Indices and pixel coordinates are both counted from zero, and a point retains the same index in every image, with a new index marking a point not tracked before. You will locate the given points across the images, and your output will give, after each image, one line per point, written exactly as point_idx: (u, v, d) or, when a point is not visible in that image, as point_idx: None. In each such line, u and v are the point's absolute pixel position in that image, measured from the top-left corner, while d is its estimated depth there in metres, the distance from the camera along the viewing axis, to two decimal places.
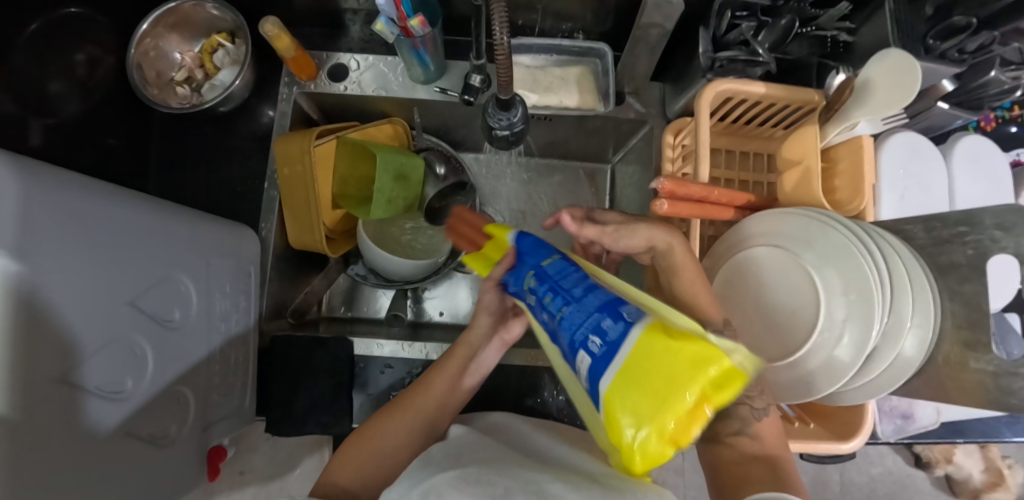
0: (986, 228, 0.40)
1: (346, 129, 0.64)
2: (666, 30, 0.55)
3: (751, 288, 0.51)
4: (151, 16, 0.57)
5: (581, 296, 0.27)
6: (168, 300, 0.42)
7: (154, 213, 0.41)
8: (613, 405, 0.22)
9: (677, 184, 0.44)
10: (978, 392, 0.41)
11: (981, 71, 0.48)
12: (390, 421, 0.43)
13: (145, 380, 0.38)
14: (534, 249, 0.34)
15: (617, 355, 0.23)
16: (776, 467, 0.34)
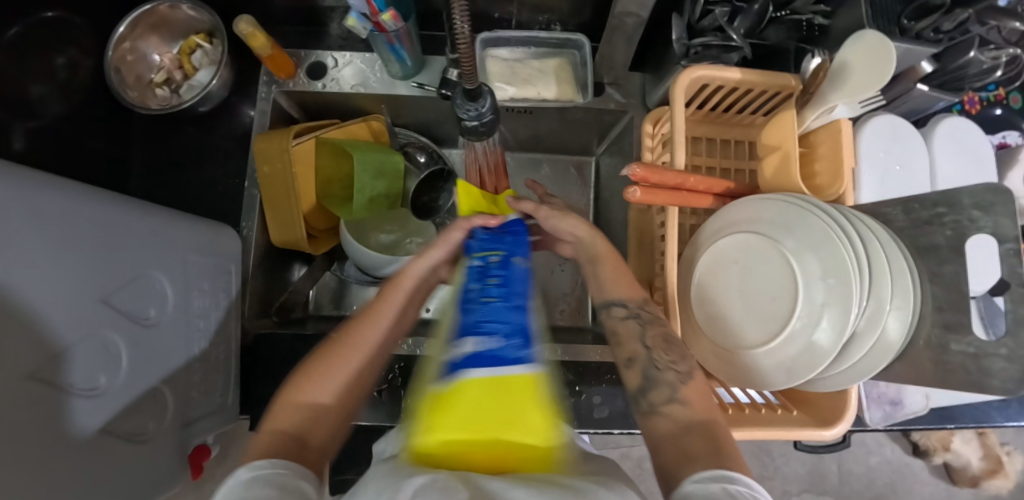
0: (964, 209, 0.40)
1: (327, 127, 0.64)
2: (642, 19, 0.54)
3: (732, 275, 0.50)
4: (128, 18, 0.57)
5: (514, 309, 0.28)
6: (144, 297, 0.42)
7: (131, 211, 0.42)
8: (456, 389, 0.23)
9: (650, 171, 0.43)
10: (958, 375, 0.40)
11: (960, 53, 0.48)
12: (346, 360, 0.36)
13: (120, 376, 0.38)
14: (515, 244, 0.37)
15: (498, 368, 0.24)
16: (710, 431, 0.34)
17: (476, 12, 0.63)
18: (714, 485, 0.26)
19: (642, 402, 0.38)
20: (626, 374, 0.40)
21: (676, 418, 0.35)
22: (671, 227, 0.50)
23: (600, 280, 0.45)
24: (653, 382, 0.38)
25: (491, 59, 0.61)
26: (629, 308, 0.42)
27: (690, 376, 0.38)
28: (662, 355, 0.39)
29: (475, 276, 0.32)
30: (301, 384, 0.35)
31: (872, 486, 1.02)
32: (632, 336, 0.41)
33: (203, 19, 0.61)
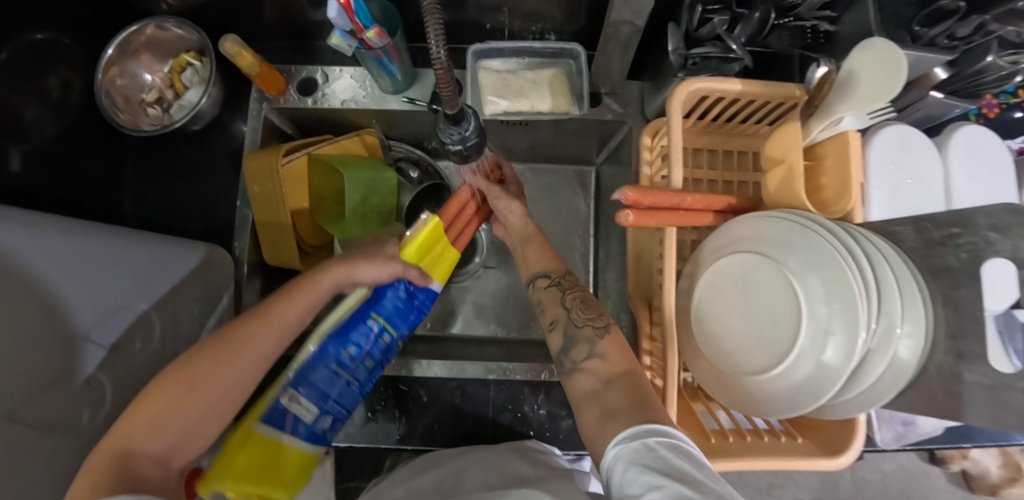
0: (981, 230, 0.36)
1: (320, 143, 0.63)
2: (637, 27, 0.52)
3: (733, 295, 0.48)
4: (116, 40, 0.57)
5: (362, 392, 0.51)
6: (118, 327, 0.44)
7: (93, 243, 0.44)
8: (287, 448, 0.46)
9: (643, 193, 0.42)
10: (974, 408, 0.38)
11: (977, 57, 0.44)
12: (215, 370, 0.36)
13: (102, 413, 0.42)
14: (404, 321, 0.51)
15: (313, 443, 0.48)
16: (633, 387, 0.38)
17: (468, 21, 0.62)
18: (636, 442, 0.31)
19: (565, 361, 0.43)
20: (551, 335, 0.45)
21: (596, 373, 0.40)
22: (670, 245, 0.49)
23: (526, 257, 0.51)
24: (572, 342, 0.43)
25: (483, 71, 0.60)
26: (551, 278, 0.49)
27: (605, 331, 0.43)
28: (579, 313, 0.45)
29: (365, 346, 0.49)
30: (165, 387, 0.35)
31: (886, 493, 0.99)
32: (553, 302, 0.47)
33: (190, 38, 0.61)
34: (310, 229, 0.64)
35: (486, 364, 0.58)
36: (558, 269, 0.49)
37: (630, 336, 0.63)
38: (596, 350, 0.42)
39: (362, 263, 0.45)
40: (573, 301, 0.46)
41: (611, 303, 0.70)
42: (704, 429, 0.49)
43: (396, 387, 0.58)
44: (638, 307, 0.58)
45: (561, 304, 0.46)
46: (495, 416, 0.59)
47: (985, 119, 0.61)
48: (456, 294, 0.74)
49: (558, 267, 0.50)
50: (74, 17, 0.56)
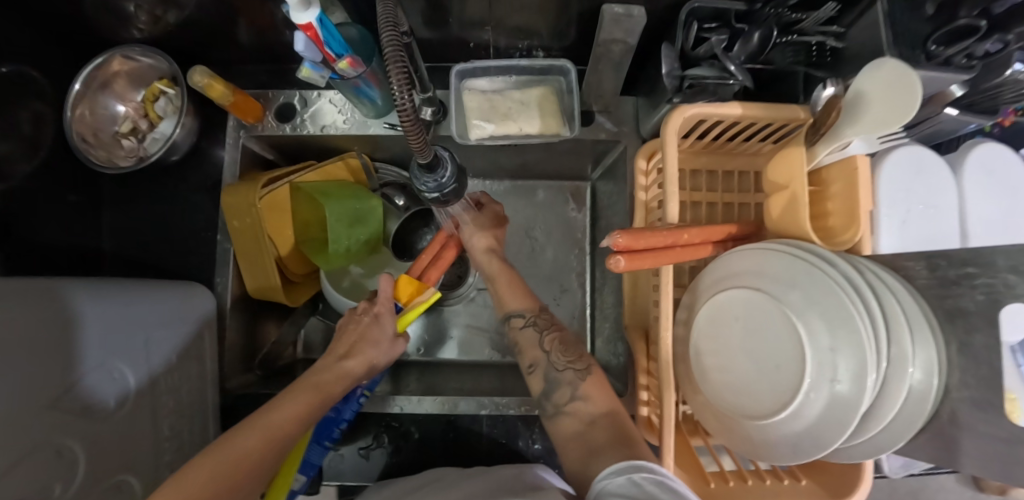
0: (1000, 272, 0.33)
1: (303, 170, 0.61)
2: (630, 46, 0.48)
3: (732, 333, 0.45)
4: (82, 74, 0.55)
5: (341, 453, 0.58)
6: (103, 390, 0.42)
7: (78, 299, 0.42)
8: None
9: (634, 237, 0.40)
10: (988, 461, 0.35)
11: (995, 71, 0.42)
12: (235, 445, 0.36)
13: (75, 484, 0.38)
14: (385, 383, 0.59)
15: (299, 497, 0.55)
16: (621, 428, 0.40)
17: (453, 39, 0.58)
18: (621, 477, 0.33)
19: (547, 404, 0.45)
20: (530, 378, 0.47)
21: (580, 414, 0.43)
22: (665, 279, 0.46)
23: (500, 294, 0.54)
24: (554, 385, 0.45)
25: (468, 92, 0.56)
26: (526, 318, 0.51)
27: (586, 372, 0.46)
28: (559, 357, 0.47)
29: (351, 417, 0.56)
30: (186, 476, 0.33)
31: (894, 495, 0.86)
32: (532, 344, 0.49)
33: (161, 66, 0.59)
34: (296, 260, 0.62)
35: (478, 400, 0.58)
36: (532, 308, 0.51)
37: (626, 364, 0.61)
38: (579, 391, 0.44)
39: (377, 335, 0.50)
40: (553, 343, 0.48)
41: (608, 326, 0.68)
42: (703, 472, 0.47)
43: (387, 423, 0.60)
44: (635, 339, 0.55)
45: (540, 347, 0.48)
46: (489, 446, 0.60)
47: (999, 129, 0.58)
48: (449, 318, 0.72)
49: (531, 305, 0.52)
50: (41, 49, 0.54)
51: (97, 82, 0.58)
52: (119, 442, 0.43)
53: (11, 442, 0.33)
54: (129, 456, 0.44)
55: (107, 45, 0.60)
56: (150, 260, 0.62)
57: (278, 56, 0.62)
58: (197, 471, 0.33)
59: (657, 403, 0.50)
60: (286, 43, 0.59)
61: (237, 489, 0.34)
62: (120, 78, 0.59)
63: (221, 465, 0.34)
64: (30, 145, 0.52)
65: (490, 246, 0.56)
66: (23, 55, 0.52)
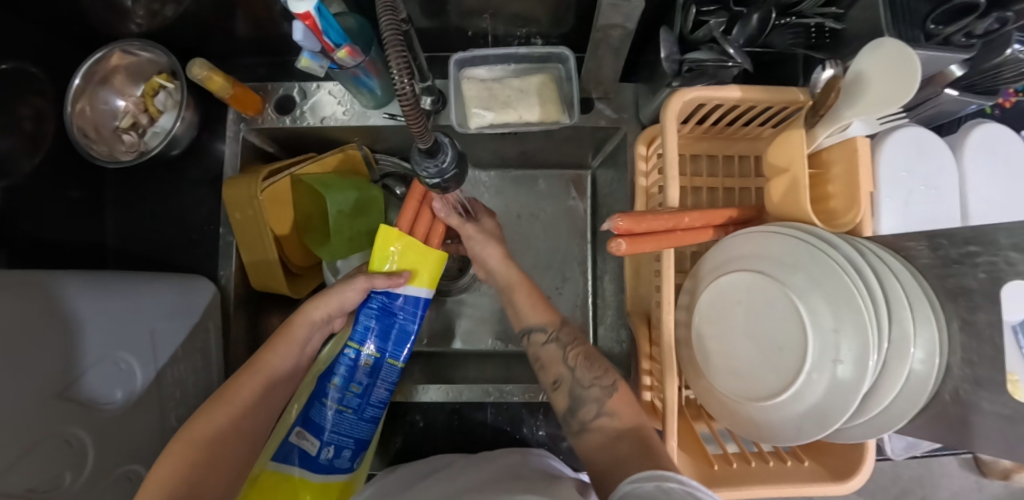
0: (1002, 249, 0.33)
1: (302, 162, 0.60)
2: (629, 31, 0.48)
3: (735, 317, 0.45)
4: (81, 70, 0.55)
5: (364, 420, 0.54)
6: (110, 381, 0.43)
7: (80, 294, 0.43)
8: (304, 480, 0.51)
9: (634, 221, 0.40)
10: (992, 438, 0.35)
11: (994, 52, 0.41)
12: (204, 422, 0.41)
13: (85, 473, 0.39)
14: (386, 336, 0.55)
15: (328, 474, 0.52)
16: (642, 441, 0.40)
17: (451, 28, 0.58)
18: (649, 484, 0.32)
19: (574, 421, 0.46)
20: (555, 396, 0.48)
21: (605, 429, 0.43)
22: (667, 264, 0.46)
23: (518, 308, 0.54)
24: (580, 401, 0.46)
25: (467, 80, 0.56)
26: (548, 333, 0.51)
27: (612, 388, 0.46)
28: (584, 373, 0.47)
29: (348, 373, 0.54)
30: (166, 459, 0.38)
31: (897, 481, 0.86)
32: (554, 359, 0.49)
33: (159, 60, 0.60)
34: (297, 252, 0.62)
35: (483, 388, 0.59)
36: (554, 322, 0.52)
37: (628, 350, 0.62)
38: (604, 408, 0.44)
39: (331, 294, 0.51)
40: (576, 358, 0.49)
41: (610, 314, 0.68)
42: (706, 455, 0.47)
43: (392, 412, 0.61)
44: (638, 324, 0.56)
45: (565, 364, 0.49)
46: (493, 433, 0.61)
47: (1000, 110, 0.58)
48: (453, 308, 0.73)
49: (554, 319, 0.52)
50: (40, 45, 0.54)
51: (95, 78, 0.58)
52: (127, 433, 0.44)
53: (19, 433, 0.34)
54: (136, 448, 0.45)
55: (105, 40, 0.60)
56: (154, 255, 0.62)
57: (277, 49, 0.62)
58: (172, 457, 0.38)
59: (659, 388, 0.51)
60: (284, 35, 0.59)
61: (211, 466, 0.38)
62: (119, 73, 0.59)
63: (193, 449, 0.39)
64: (31, 141, 0.53)
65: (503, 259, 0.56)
66: (21, 51, 0.52)
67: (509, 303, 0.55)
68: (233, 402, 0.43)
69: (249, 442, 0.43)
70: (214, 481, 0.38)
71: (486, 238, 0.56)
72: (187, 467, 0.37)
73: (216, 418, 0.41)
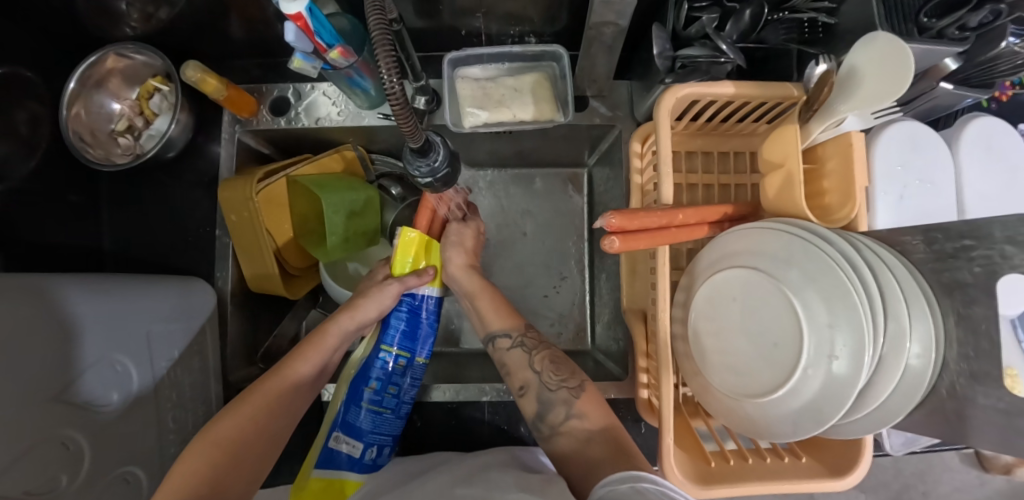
0: (997, 242, 0.33)
1: (298, 163, 0.61)
2: (621, 28, 0.48)
3: (731, 314, 0.45)
4: (76, 73, 0.56)
5: (398, 419, 0.56)
6: (107, 383, 0.43)
7: (78, 295, 0.43)
8: (347, 481, 0.53)
9: (627, 218, 0.40)
10: (987, 432, 0.35)
11: (990, 43, 0.41)
12: (225, 425, 0.42)
13: (82, 474, 0.39)
14: (417, 338, 0.58)
15: (367, 473, 0.54)
16: (614, 442, 0.41)
17: (444, 27, 0.58)
18: (624, 485, 0.33)
19: (543, 425, 0.46)
20: (523, 400, 0.49)
21: (575, 432, 0.44)
22: (662, 261, 0.46)
23: (482, 313, 0.55)
24: (548, 405, 0.47)
25: (461, 80, 0.56)
26: (512, 338, 0.53)
27: (579, 390, 0.47)
28: (551, 376, 0.48)
29: (384, 376, 0.55)
30: (185, 461, 0.38)
31: (899, 476, 0.86)
32: (522, 365, 0.51)
33: (155, 63, 0.60)
34: (294, 253, 0.62)
35: (481, 387, 0.59)
36: (517, 327, 0.53)
37: (625, 348, 0.61)
38: (573, 410, 0.45)
39: (361, 305, 0.53)
40: (543, 362, 0.50)
41: (607, 312, 0.68)
42: (703, 452, 0.47)
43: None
44: (634, 322, 0.56)
45: (530, 368, 0.50)
46: (491, 432, 0.61)
47: (998, 103, 0.58)
48: (451, 308, 0.73)
49: (517, 324, 0.54)
50: (36, 50, 0.54)
51: (91, 81, 0.58)
52: (123, 434, 0.44)
53: (15, 435, 0.34)
54: (132, 449, 0.45)
55: (100, 44, 0.60)
56: (150, 257, 0.62)
57: (271, 50, 0.62)
58: (193, 459, 0.39)
59: (656, 385, 0.51)
60: (278, 37, 0.59)
61: (234, 469, 0.39)
62: (115, 76, 0.60)
63: (212, 452, 0.39)
64: (26, 145, 0.53)
65: (468, 266, 0.57)
66: (16, 56, 0.52)
67: (474, 310, 0.57)
68: (258, 407, 0.44)
69: (272, 444, 0.44)
70: (234, 481, 0.39)
71: (459, 245, 0.57)
72: (205, 470, 0.38)
73: (239, 423, 0.42)
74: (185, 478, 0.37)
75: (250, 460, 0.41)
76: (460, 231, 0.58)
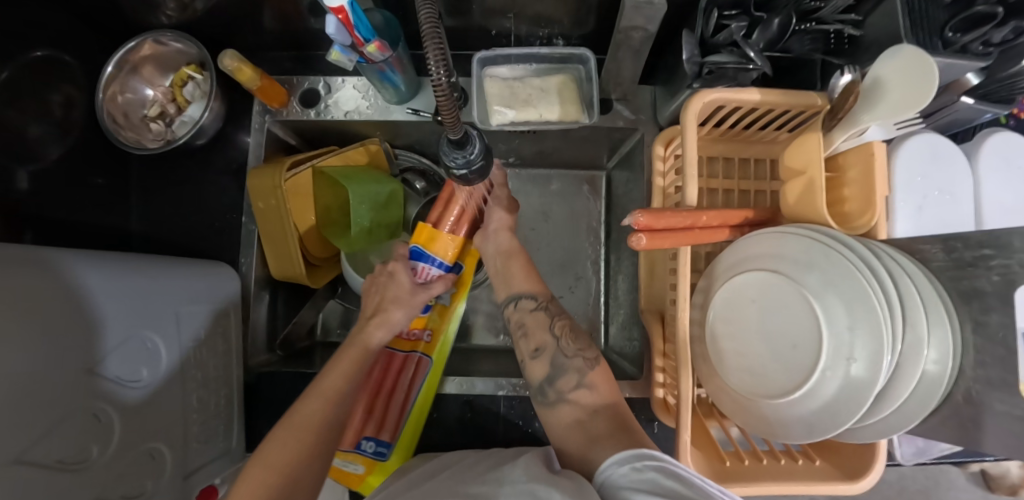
0: (1016, 252, 0.34)
1: (324, 155, 0.62)
2: (649, 33, 0.49)
3: (752, 316, 0.45)
4: (114, 58, 0.57)
5: None
6: (135, 361, 0.44)
7: (111, 272, 0.44)
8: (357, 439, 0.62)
9: (654, 217, 0.40)
10: (1005, 439, 0.36)
11: (1013, 59, 0.43)
12: (278, 439, 0.42)
13: (111, 449, 0.40)
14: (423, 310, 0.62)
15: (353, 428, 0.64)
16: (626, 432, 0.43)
17: (474, 27, 0.60)
18: (624, 467, 0.34)
19: (550, 390, 0.47)
20: (532, 364, 0.49)
21: (581, 403, 0.45)
22: (684, 262, 0.46)
23: (510, 274, 0.54)
24: (560, 370, 0.47)
25: (489, 78, 0.57)
26: (537, 302, 0.52)
27: (594, 362, 0.48)
28: (568, 343, 0.49)
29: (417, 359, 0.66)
30: (247, 478, 0.39)
31: (904, 494, 0.85)
32: (541, 327, 0.50)
33: (190, 51, 0.61)
34: (316, 243, 0.63)
35: (496, 381, 0.61)
36: (543, 293, 0.52)
37: (640, 348, 0.62)
38: (585, 379, 0.46)
39: (394, 314, 0.52)
40: (561, 329, 0.50)
41: (622, 313, 0.69)
42: (718, 452, 0.48)
43: None
44: (650, 322, 0.57)
45: (550, 332, 0.49)
46: (506, 427, 0.62)
47: (1016, 120, 0.59)
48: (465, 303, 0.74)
49: (542, 291, 0.53)
50: (73, 32, 0.55)
51: (127, 66, 0.60)
52: (152, 412, 0.45)
53: (51, 405, 0.35)
54: (160, 426, 0.46)
55: (136, 31, 0.62)
56: (175, 240, 0.64)
57: (304, 43, 0.63)
58: (254, 478, 0.39)
59: (673, 385, 0.51)
60: (310, 30, 0.60)
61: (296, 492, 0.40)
62: (149, 62, 0.61)
63: (270, 471, 0.40)
64: (59, 127, 0.54)
65: (507, 227, 0.56)
66: (55, 39, 0.53)
67: (502, 271, 0.55)
68: (307, 427, 0.43)
69: (325, 457, 0.44)
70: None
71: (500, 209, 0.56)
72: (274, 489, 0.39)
73: (289, 441, 0.42)
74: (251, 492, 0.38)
75: (307, 478, 0.41)
76: (503, 214, 0.56)
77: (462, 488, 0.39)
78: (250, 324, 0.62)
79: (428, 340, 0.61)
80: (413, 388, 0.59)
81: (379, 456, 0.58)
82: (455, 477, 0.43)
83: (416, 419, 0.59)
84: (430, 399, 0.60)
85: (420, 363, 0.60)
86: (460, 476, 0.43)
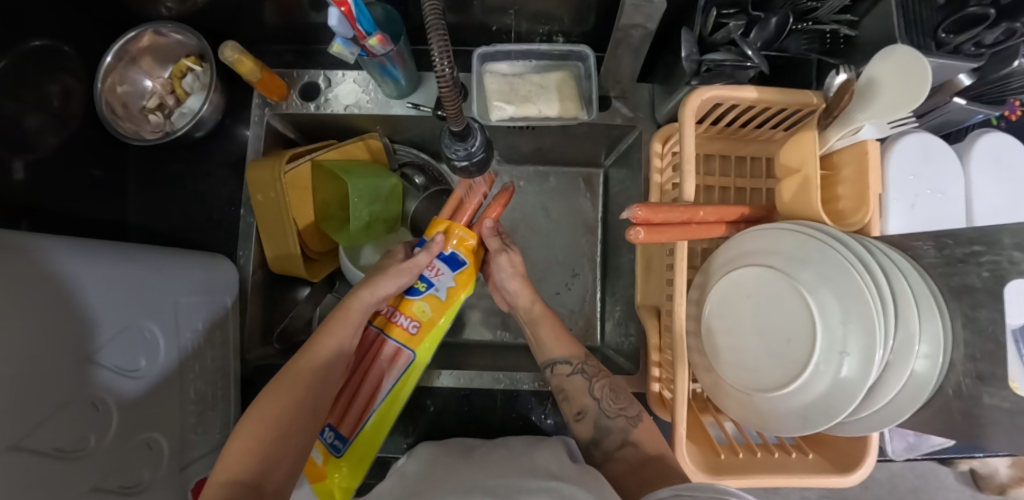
0: (1005, 249, 0.34)
1: (322, 149, 0.62)
2: (648, 31, 0.50)
3: (746, 312, 0.45)
4: (113, 48, 0.57)
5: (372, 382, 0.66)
6: (134, 350, 0.44)
7: (114, 260, 0.44)
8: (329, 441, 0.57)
9: (653, 211, 0.41)
10: (995, 432, 0.36)
11: (1004, 61, 0.44)
12: (274, 396, 0.43)
13: (108, 438, 0.40)
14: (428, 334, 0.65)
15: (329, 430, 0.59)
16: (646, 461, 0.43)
17: (474, 23, 0.60)
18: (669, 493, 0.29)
19: (596, 451, 0.48)
20: (578, 426, 0.51)
21: (628, 458, 0.45)
22: (679, 257, 0.47)
23: (543, 342, 0.56)
24: (605, 432, 0.49)
25: (489, 74, 0.58)
26: (573, 365, 0.54)
27: (637, 419, 0.49)
28: (609, 404, 0.51)
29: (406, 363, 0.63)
30: (237, 442, 0.39)
31: (895, 491, 0.87)
32: (580, 391, 0.52)
33: (190, 43, 0.62)
34: (315, 237, 0.64)
35: (494, 375, 0.62)
36: (578, 355, 0.54)
37: (637, 344, 0.63)
38: (629, 436, 0.47)
39: (382, 279, 0.53)
40: (601, 389, 0.52)
41: (618, 310, 0.69)
42: (713, 446, 0.48)
43: (422, 402, 0.63)
44: (646, 318, 0.57)
45: (590, 395, 0.51)
46: (505, 418, 0.62)
47: (1006, 122, 0.60)
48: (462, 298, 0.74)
49: (578, 352, 0.55)
50: (72, 22, 0.55)
51: (126, 58, 0.60)
52: (149, 403, 0.45)
53: (48, 396, 0.35)
54: (155, 418, 0.46)
55: (135, 22, 0.62)
56: (173, 232, 0.64)
57: (304, 37, 0.64)
58: (245, 435, 0.40)
59: (669, 379, 0.52)
60: (311, 24, 0.61)
61: (284, 462, 0.39)
62: (148, 54, 0.61)
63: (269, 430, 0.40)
64: (59, 118, 0.54)
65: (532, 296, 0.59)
66: (55, 29, 0.53)
67: (534, 338, 0.58)
68: (298, 384, 0.44)
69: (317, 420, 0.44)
70: (285, 466, 0.39)
71: (515, 273, 0.58)
72: (262, 454, 0.39)
73: (282, 397, 0.43)
74: (246, 450, 0.38)
75: (296, 445, 0.41)
76: (509, 260, 0.58)
77: (459, 478, 0.39)
78: (247, 316, 0.62)
79: (414, 331, 0.57)
80: (385, 382, 0.56)
81: (335, 451, 0.53)
82: (452, 468, 0.43)
83: (377, 424, 0.56)
84: (395, 404, 0.57)
85: (399, 354, 0.56)
86: (460, 467, 0.43)
